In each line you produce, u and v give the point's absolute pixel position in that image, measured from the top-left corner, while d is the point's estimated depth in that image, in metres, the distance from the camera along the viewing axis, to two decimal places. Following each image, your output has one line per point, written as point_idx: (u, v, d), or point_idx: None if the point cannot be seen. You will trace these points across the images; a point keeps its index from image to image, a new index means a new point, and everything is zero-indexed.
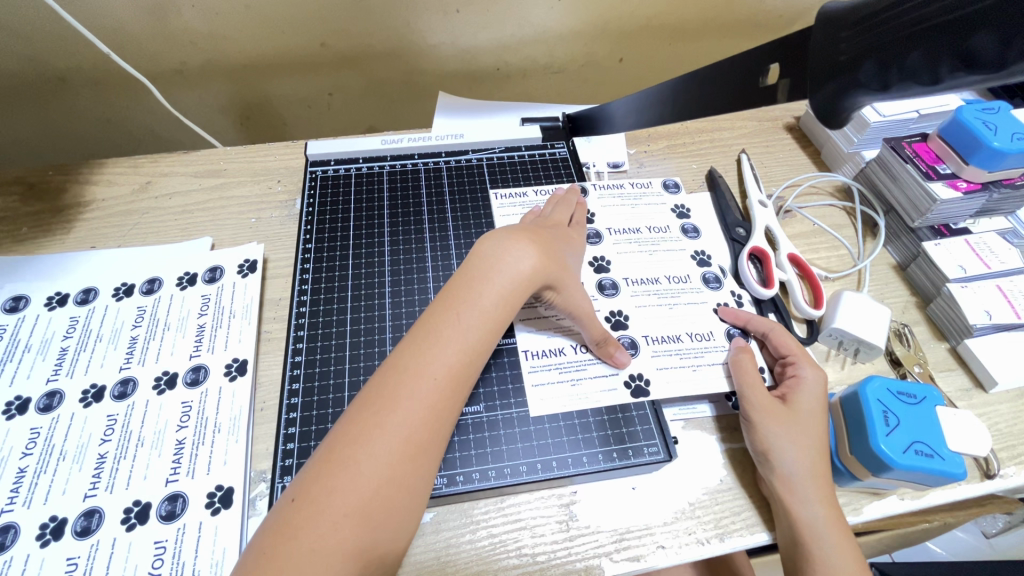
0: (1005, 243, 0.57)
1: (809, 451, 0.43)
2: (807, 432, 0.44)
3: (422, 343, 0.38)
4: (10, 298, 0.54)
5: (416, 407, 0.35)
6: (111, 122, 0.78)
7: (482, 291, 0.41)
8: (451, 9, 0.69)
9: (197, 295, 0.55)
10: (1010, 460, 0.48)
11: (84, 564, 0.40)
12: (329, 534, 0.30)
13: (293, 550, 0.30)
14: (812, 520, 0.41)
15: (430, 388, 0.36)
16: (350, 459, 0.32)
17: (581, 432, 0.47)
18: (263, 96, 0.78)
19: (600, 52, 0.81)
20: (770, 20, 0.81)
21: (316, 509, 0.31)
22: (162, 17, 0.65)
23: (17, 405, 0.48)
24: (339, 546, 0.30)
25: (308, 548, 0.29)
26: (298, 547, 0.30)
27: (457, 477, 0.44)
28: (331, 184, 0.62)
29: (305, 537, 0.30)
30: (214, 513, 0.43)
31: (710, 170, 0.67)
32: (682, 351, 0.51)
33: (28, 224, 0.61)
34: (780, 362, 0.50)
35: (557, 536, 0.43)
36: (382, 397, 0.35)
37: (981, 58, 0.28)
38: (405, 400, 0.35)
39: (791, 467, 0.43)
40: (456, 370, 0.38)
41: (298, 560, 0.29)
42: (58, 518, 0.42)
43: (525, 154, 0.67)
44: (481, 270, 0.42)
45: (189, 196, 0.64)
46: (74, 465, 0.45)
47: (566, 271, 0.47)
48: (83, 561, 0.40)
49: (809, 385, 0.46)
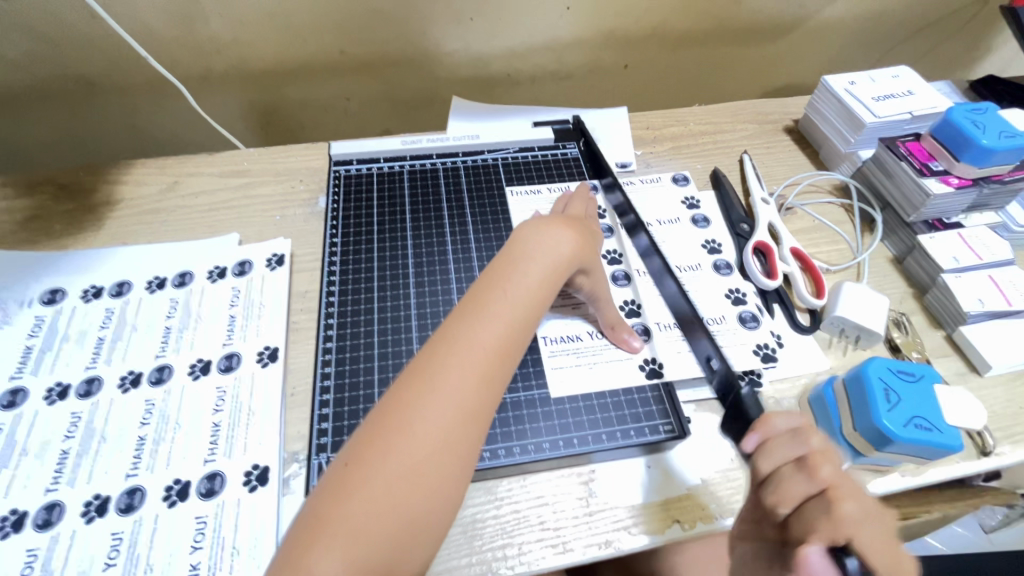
0: (996, 237, 0.60)
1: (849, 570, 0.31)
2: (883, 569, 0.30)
3: (472, 317, 0.40)
4: (47, 292, 0.57)
5: (466, 376, 0.38)
6: (134, 126, 0.80)
7: (522, 272, 0.44)
8: (465, 17, 0.73)
9: (228, 287, 0.57)
10: (1005, 439, 0.51)
11: (129, 539, 0.42)
12: (382, 495, 0.33)
13: (348, 507, 0.32)
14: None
15: (479, 359, 0.38)
16: (404, 425, 0.35)
17: (599, 411, 0.49)
18: (283, 101, 0.81)
19: (606, 59, 0.84)
20: (769, 30, 0.85)
21: (369, 472, 0.33)
22: (193, 24, 0.68)
23: (58, 391, 0.50)
24: (392, 508, 0.32)
25: (363, 508, 0.32)
26: (352, 506, 0.32)
27: (483, 453, 0.46)
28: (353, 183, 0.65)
29: (358, 498, 0.32)
30: (252, 490, 0.45)
31: (715, 168, 0.70)
32: None
33: (61, 222, 0.64)
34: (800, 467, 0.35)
35: (577, 511, 0.46)
36: (433, 368, 0.37)
37: None
38: (449, 374, 0.37)
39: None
40: (500, 347, 0.40)
41: (354, 516, 0.32)
42: (102, 496, 0.44)
43: (538, 154, 0.69)
44: (517, 254, 0.45)
45: (216, 195, 0.67)
46: (115, 447, 0.47)
47: (596, 259, 0.51)
48: (128, 536, 0.42)
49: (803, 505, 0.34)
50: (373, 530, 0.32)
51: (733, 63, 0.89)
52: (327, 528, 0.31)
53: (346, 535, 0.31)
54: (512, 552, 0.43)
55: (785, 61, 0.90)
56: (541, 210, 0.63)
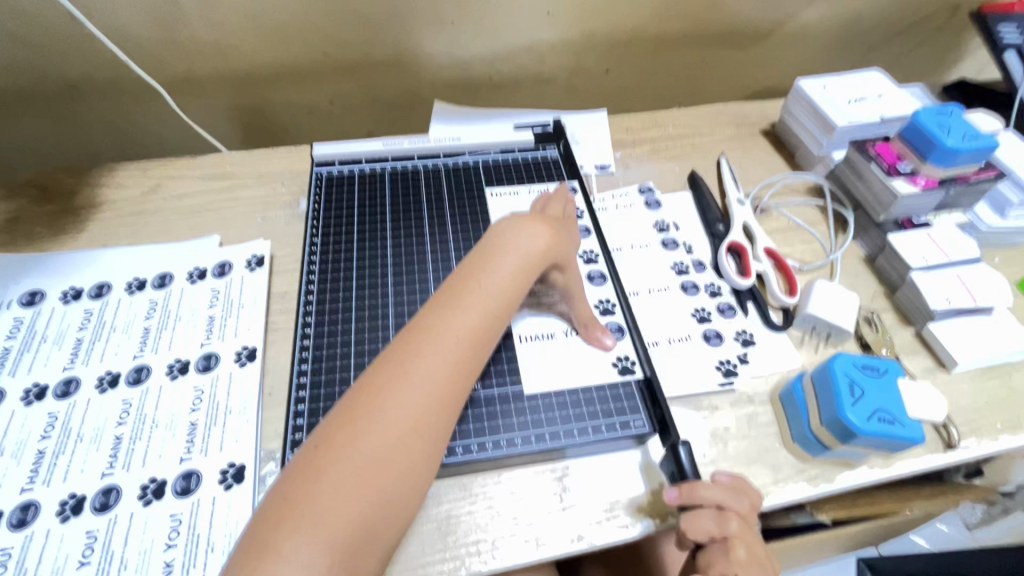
0: (963, 236, 0.61)
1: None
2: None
3: (447, 306, 0.41)
4: (27, 293, 0.57)
5: (440, 363, 0.38)
6: (118, 129, 0.80)
7: (497, 267, 0.44)
8: (447, 21, 0.74)
9: (207, 289, 0.58)
10: (971, 432, 0.52)
11: (103, 537, 0.43)
12: (353, 476, 0.33)
13: (318, 488, 0.32)
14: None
15: (452, 347, 0.39)
16: (377, 408, 0.35)
17: (572, 407, 0.50)
18: (267, 105, 0.81)
19: (587, 63, 0.85)
20: (747, 35, 0.86)
21: (341, 453, 0.34)
22: (176, 28, 0.69)
23: (35, 392, 0.50)
24: (362, 490, 0.33)
25: (333, 489, 0.32)
26: (322, 487, 0.32)
27: (457, 448, 0.47)
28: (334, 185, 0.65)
29: (326, 481, 0.32)
30: (227, 488, 0.45)
31: (692, 170, 0.71)
32: (664, 342, 0.56)
33: (42, 224, 0.64)
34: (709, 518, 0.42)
35: (550, 506, 0.46)
36: (407, 355, 0.38)
37: None
38: (423, 360, 0.38)
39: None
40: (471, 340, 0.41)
41: (324, 497, 0.32)
42: (77, 495, 0.45)
43: (518, 156, 0.70)
44: (495, 247, 0.45)
45: (198, 198, 0.67)
46: (91, 446, 0.47)
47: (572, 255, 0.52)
48: (103, 534, 0.43)
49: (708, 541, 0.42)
50: (342, 511, 0.32)
51: (713, 67, 0.91)
52: (296, 509, 0.31)
53: (315, 515, 0.31)
54: (485, 547, 0.44)
55: (763, 65, 0.92)
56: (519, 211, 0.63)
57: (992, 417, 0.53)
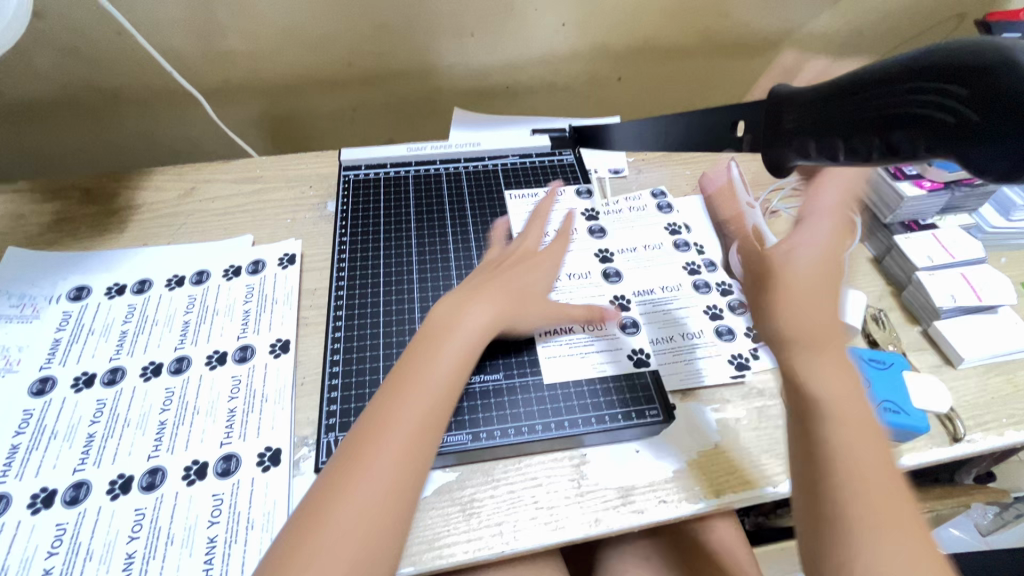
0: (968, 237, 0.63)
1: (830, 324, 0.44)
2: (860, 399, 0.43)
3: (414, 369, 0.47)
4: (74, 289, 0.61)
5: (409, 419, 0.44)
6: (154, 136, 0.84)
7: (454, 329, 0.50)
8: (466, 32, 0.78)
9: (242, 285, 0.61)
10: (977, 426, 0.53)
11: (150, 514, 0.46)
12: (337, 538, 0.38)
13: (305, 555, 0.38)
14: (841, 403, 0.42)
15: (418, 405, 0.45)
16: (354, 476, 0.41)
17: (589, 397, 0.53)
18: (294, 112, 0.85)
19: (601, 72, 0.88)
20: (755, 43, 0.89)
21: (325, 519, 0.39)
22: (212, 40, 0.73)
23: (84, 379, 0.53)
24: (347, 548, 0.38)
25: (319, 552, 0.38)
26: (310, 552, 0.38)
27: (481, 433, 0.50)
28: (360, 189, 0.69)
29: (316, 545, 0.38)
30: (265, 470, 0.48)
31: (703, 174, 0.74)
32: (676, 349, 0.57)
33: (86, 224, 0.68)
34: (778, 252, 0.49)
35: (569, 491, 0.49)
36: (380, 417, 0.44)
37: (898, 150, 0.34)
38: (393, 422, 0.44)
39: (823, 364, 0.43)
40: (443, 390, 0.46)
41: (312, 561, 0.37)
42: (125, 475, 0.47)
43: (535, 161, 0.73)
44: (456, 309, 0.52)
45: (231, 200, 0.71)
46: (137, 430, 0.50)
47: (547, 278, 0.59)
48: (149, 511, 0.46)
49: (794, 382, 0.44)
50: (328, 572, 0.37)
51: (723, 75, 0.93)
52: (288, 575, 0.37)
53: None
54: (508, 529, 0.46)
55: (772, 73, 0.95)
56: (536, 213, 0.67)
57: (997, 413, 0.54)
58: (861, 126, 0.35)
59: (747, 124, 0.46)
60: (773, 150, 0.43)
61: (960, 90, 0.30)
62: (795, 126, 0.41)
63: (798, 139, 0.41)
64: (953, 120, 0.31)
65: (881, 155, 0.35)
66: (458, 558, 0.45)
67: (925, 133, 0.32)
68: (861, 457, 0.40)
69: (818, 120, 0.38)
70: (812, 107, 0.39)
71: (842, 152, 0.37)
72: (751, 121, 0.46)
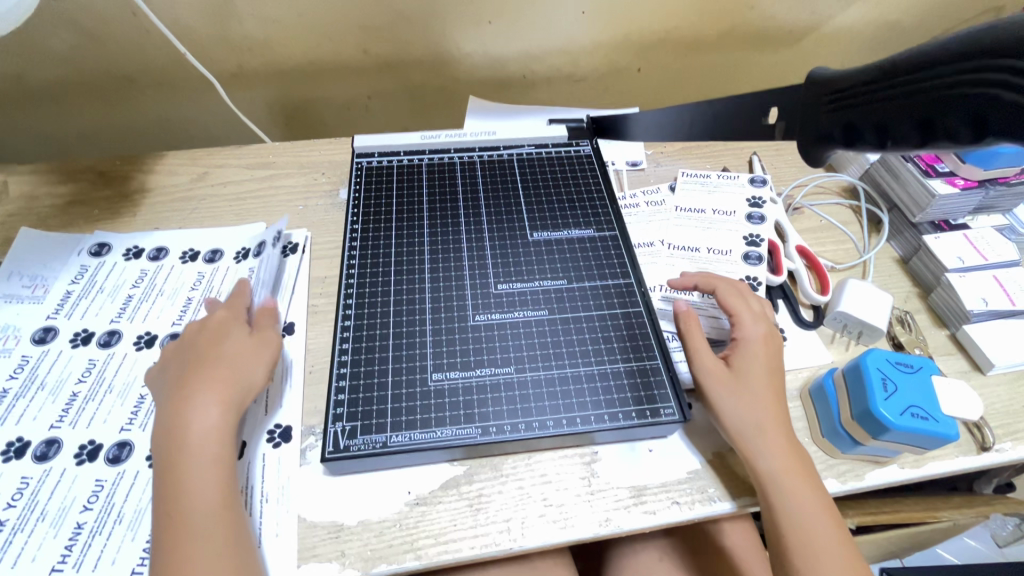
0: (1002, 238, 0.61)
1: (758, 412, 0.47)
2: (797, 451, 0.47)
3: (177, 415, 0.44)
4: (96, 245, 0.63)
5: (199, 473, 0.42)
6: (168, 120, 0.84)
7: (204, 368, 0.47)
8: (484, 20, 0.76)
9: (247, 269, 0.61)
10: (1007, 436, 0.51)
11: (109, 487, 0.46)
12: None
13: None
14: (772, 471, 0.45)
15: (203, 454, 0.43)
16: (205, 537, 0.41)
17: (602, 393, 0.50)
18: (308, 98, 0.84)
19: (621, 62, 0.86)
20: (783, 35, 0.86)
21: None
22: (225, 24, 0.72)
23: (82, 337, 0.55)
24: None
25: None
26: None
27: (490, 428, 0.48)
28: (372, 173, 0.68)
29: None
30: (275, 446, 0.49)
31: (725, 169, 0.72)
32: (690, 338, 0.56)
33: (98, 207, 0.68)
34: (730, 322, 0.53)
35: (579, 489, 0.48)
36: (173, 471, 0.42)
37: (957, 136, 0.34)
38: (189, 477, 0.42)
39: (739, 424, 0.47)
40: (212, 441, 0.44)
41: None
42: (95, 442, 0.48)
43: (552, 151, 0.71)
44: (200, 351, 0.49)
45: (243, 185, 0.70)
46: (118, 399, 0.51)
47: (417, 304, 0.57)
48: (108, 484, 0.46)
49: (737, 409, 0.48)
50: None
51: (747, 67, 0.91)
52: None
53: None
54: (516, 526, 0.46)
55: (798, 66, 0.92)
56: (546, 203, 0.65)
57: None
58: (914, 107, 0.36)
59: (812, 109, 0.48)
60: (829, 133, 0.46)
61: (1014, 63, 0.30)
62: (854, 108, 0.42)
63: (854, 119, 0.42)
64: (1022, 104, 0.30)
65: (932, 139, 0.36)
66: (464, 553, 0.44)
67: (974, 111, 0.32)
68: (803, 507, 0.45)
69: (877, 101, 0.39)
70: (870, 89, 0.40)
71: (892, 137, 0.39)
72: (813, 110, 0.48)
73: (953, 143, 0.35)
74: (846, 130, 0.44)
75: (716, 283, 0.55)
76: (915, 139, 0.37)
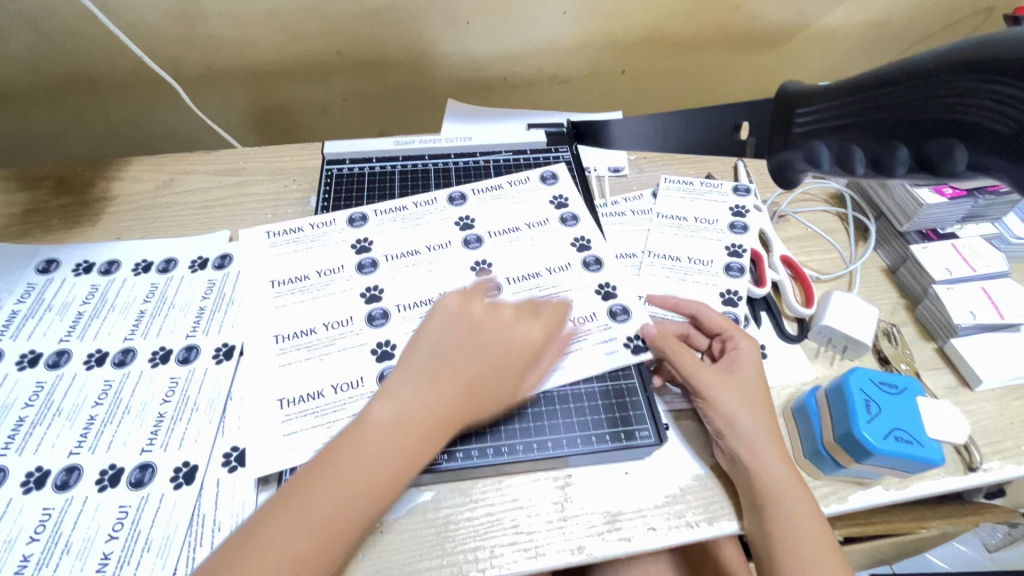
0: (990, 248, 0.59)
1: (767, 423, 0.47)
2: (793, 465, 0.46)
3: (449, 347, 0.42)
4: (44, 261, 0.60)
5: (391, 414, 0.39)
6: (136, 123, 0.82)
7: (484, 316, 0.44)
8: (462, 20, 0.74)
9: (204, 279, 0.59)
10: (994, 454, 0.50)
11: (57, 516, 0.44)
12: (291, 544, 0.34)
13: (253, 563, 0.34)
14: (776, 482, 0.44)
15: (396, 393, 0.40)
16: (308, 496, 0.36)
17: (575, 415, 0.49)
18: (282, 100, 0.82)
19: (605, 63, 0.84)
20: (770, 36, 0.84)
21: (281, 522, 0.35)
22: (192, 24, 0.70)
23: (29, 358, 0.52)
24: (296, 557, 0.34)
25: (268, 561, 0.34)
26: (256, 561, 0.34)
27: (457, 453, 0.46)
28: (427, 204, 0.62)
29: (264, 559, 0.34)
30: (231, 471, 0.47)
31: (708, 175, 0.70)
32: None
33: (58, 216, 0.65)
34: (717, 340, 0.53)
35: (551, 515, 0.46)
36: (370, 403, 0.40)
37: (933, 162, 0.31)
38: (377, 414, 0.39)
39: (748, 433, 0.46)
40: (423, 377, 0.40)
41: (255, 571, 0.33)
42: (43, 469, 0.46)
43: (530, 157, 0.69)
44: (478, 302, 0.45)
45: (210, 193, 0.68)
46: (66, 422, 0.49)
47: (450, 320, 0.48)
48: (56, 513, 0.44)
49: (743, 419, 0.47)
50: None
51: (733, 68, 0.89)
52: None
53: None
54: (484, 555, 0.44)
55: (785, 67, 0.90)
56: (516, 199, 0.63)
57: (1017, 439, 0.50)
58: (892, 131, 0.32)
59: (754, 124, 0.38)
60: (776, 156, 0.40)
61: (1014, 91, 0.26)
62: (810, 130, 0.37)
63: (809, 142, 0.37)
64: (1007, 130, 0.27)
65: (908, 166, 0.32)
66: None
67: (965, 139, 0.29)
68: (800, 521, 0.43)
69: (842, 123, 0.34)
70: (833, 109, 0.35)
71: (862, 162, 0.34)
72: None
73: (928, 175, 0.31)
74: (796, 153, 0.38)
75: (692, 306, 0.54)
76: (889, 166, 0.33)
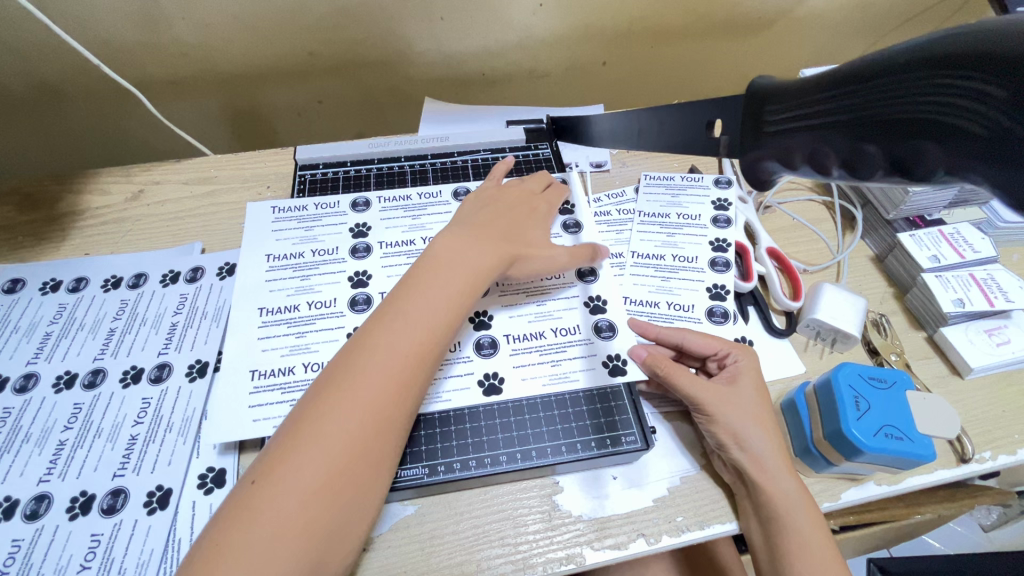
0: (977, 233, 0.58)
1: (771, 435, 0.45)
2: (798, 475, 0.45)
3: (438, 271, 0.44)
4: (9, 281, 0.58)
5: (393, 330, 0.40)
6: (103, 131, 0.79)
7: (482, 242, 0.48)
8: (435, 16, 0.71)
9: (177, 293, 0.57)
10: (988, 444, 0.49)
11: (26, 547, 0.42)
12: (303, 465, 0.33)
13: (267, 497, 0.32)
14: (786, 493, 0.43)
15: (397, 311, 0.41)
16: (320, 420, 0.35)
17: (560, 422, 0.47)
18: (254, 104, 0.79)
19: (584, 55, 0.82)
20: (752, 22, 0.82)
21: (293, 447, 0.34)
22: (154, 30, 0.67)
23: None
24: (311, 467, 0.33)
25: (280, 487, 0.32)
26: (271, 492, 0.32)
27: (439, 467, 0.45)
28: (431, 196, 0.61)
29: (279, 481, 0.33)
30: (208, 493, 0.45)
31: (692, 168, 0.68)
32: None
33: (23, 233, 0.63)
34: (712, 359, 0.51)
35: (539, 526, 0.44)
36: (375, 325, 0.40)
37: (907, 168, 0.24)
38: (381, 332, 0.39)
39: (757, 448, 0.44)
40: (419, 293, 0.42)
41: (269, 503, 0.32)
42: (11, 498, 0.44)
43: (509, 155, 0.67)
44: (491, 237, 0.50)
45: (181, 203, 0.66)
46: (34, 448, 0.47)
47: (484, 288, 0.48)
48: (25, 544, 0.42)
49: (751, 434, 0.45)
50: (289, 511, 0.32)
51: (714, 57, 0.87)
52: (236, 530, 0.31)
53: (267, 514, 0.32)
54: (470, 569, 0.42)
55: (768, 54, 0.89)
56: None
57: (1009, 428, 0.50)
58: (862, 133, 0.26)
59: (724, 123, 0.37)
60: (748, 157, 0.33)
61: (1000, 89, 0.20)
62: (780, 129, 0.30)
63: (780, 143, 0.30)
64: (981, 132, 0.21)
65: (882, 169, 0.26)
66: None
67: (941, 144, 0.22)
68: (809, 531, 0.42)
69: (810, 121, 0.28)
70: (800, 105, 0.29)
71: (835, 165, 0.28)
72: (726, 121, 0.37)
73: (904, 181, 0.25)
74: (769, 154, 0.32)
75: (685, 329, 0.52)
76: (863, 172, 0.26)
